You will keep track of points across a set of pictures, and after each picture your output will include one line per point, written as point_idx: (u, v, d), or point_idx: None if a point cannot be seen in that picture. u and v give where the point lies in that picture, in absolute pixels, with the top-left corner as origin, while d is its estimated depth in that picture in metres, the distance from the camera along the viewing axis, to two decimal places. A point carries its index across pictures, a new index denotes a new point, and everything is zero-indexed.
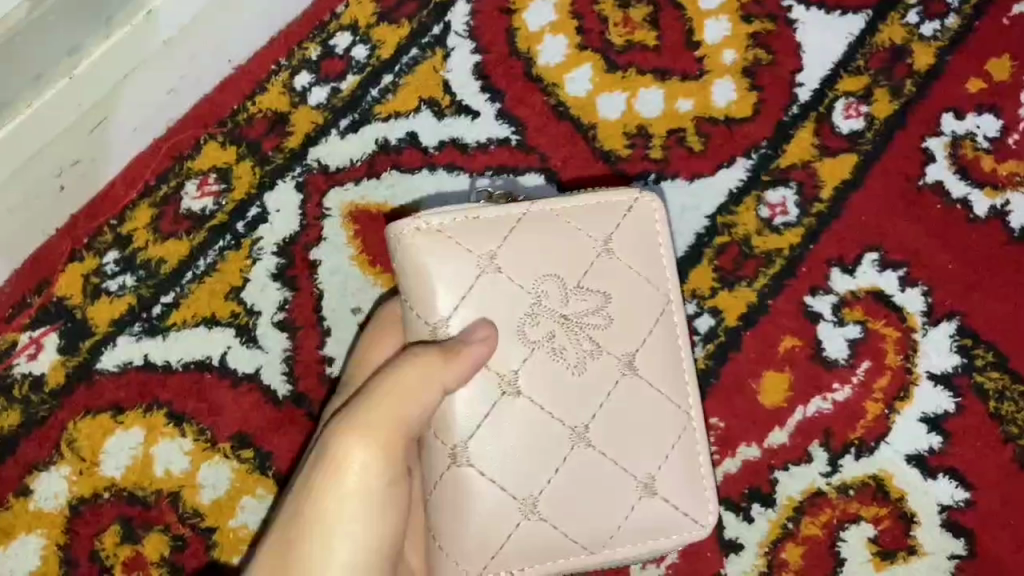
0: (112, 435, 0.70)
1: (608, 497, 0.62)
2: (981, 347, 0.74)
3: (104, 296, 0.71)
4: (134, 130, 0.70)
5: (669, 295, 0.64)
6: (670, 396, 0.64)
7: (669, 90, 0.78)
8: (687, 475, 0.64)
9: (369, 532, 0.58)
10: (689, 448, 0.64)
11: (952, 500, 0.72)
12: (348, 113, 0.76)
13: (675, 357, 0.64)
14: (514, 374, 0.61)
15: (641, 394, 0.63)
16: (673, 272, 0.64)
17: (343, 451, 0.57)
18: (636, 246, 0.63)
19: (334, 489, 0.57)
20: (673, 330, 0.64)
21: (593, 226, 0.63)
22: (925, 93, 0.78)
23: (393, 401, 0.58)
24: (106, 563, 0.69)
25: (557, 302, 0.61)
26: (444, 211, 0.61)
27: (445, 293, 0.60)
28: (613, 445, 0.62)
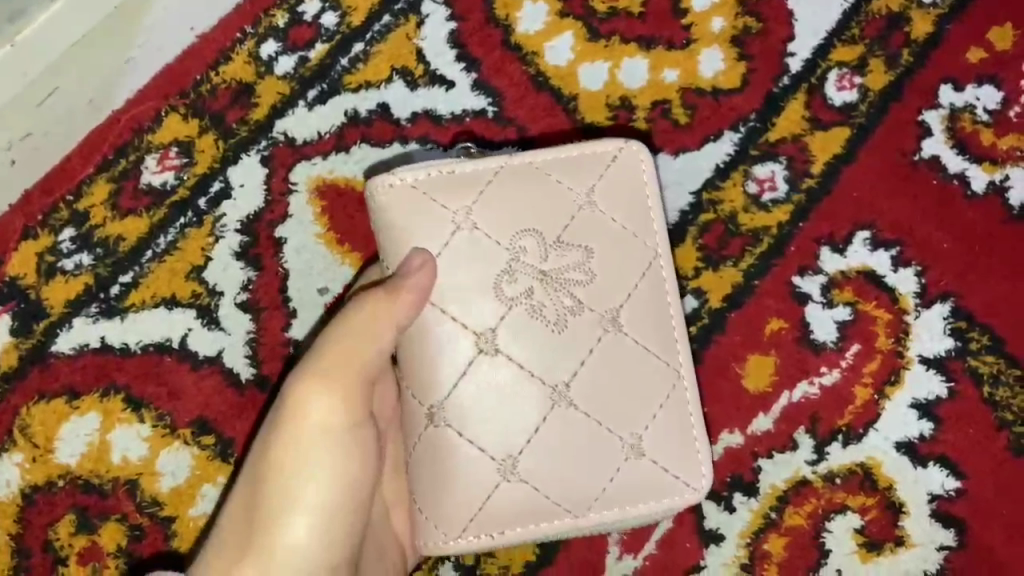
0: (68, 420, 0.67)
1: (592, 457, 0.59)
2: (976, 330, 0.71)
3: (59, 276, 0.68)
4: (89, 102, 0.67)
5: (658, 249, 0.61)
6: (658, 354, 0.60)
7: (654, 59, 0.74)
8: (679, 438, 0.61)
9: (334, 472, 0.59)
10: (679, 407, 0.61)
11: (943, 489, 0.69)
12: (316, 84, 0.72)
13: (664, 314, 0.61)
14: (492, 331, 0.58)
15: (625, 352, 0.60)
16: (661, 225, 0.61)
17: (301, 399, 0.59)
18: (621, 198, 0.61)
19: (294, 436, 0.59)
20: (661, 284, 0.61)
21: (575, 178, 0.60)
22: (923, 63, 0.74)
23: (347, 346, 0.59)
24: (61, 553, 0.67)
25: (536, 257, 0.59)
26: (418, 166, 0.59)
27: (421, 251, 0.58)
28: (597, 405, 0.59)
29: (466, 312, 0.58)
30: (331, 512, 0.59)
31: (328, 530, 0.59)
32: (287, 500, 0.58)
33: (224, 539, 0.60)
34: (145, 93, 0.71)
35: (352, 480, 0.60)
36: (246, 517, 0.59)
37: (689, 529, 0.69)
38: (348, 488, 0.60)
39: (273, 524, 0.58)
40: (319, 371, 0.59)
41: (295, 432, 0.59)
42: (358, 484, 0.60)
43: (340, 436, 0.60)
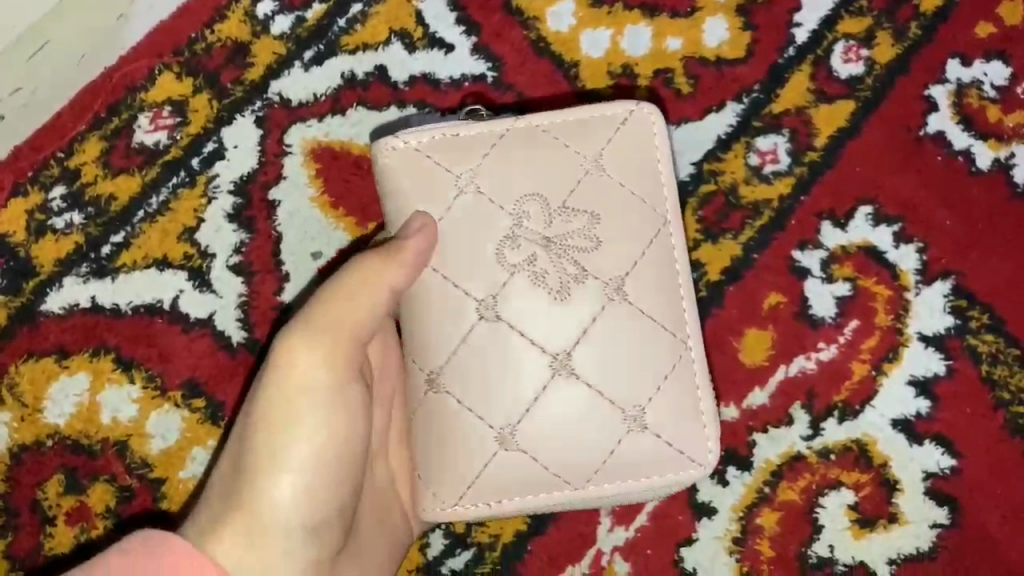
0: (56, 380, 0.67)
1: (593, 427, 0.58)
2: (976, 309, 0.70)
3: (50, 234, 0.67)
4: (81, 58, 0.66)
5: (666, 216, 0.60)
6: (665, 323, 0.59)
7: (659, 27, 0.73)
8: (684, 412, 0.59)
9: (322, 434, 0.58)
10: (686, 380, 0.60)
11: (938, 467, 0.69)
12: (313, 45, 0.71)
13: (672, 283, 0.60)
14: (493, 298, 0.58)
15: (630, 322, 0.59)
16: (670, 191, 0.60)
17: (288, 358, 0.57)
18: (630, 163, 0.60)
19: (279, 396, 0.57)
20: (669, 253, 0.60)
21: (582, 142, 0.59)
22: (930, 37, 0.73)
23: (338, 308, 0.58)
24: (49, 513, 0.66)
25: (539, 223, 0.58)
26: (421, 130, 0.59)
27: (422, 214, 0.58)
28: (601, 375, 0.58)
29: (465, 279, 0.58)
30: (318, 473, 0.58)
31: (313, 492, 0.58)
32: (272, 460, 0.57)
33: (210, 499, 0.58)
34: (138, 51, 0.69)
35: (339, 441, 0.59)
36: (231, 480, 0.58)
37: (682, 502, 0.69)
38: (336, 450, 0.59)
39: (259, 483, 0.57)
40: (309, 331, 0.58)
41: (282, 392, 0.57)
42: (345, 447, 0.59)
43: (328, 398, 0.58)
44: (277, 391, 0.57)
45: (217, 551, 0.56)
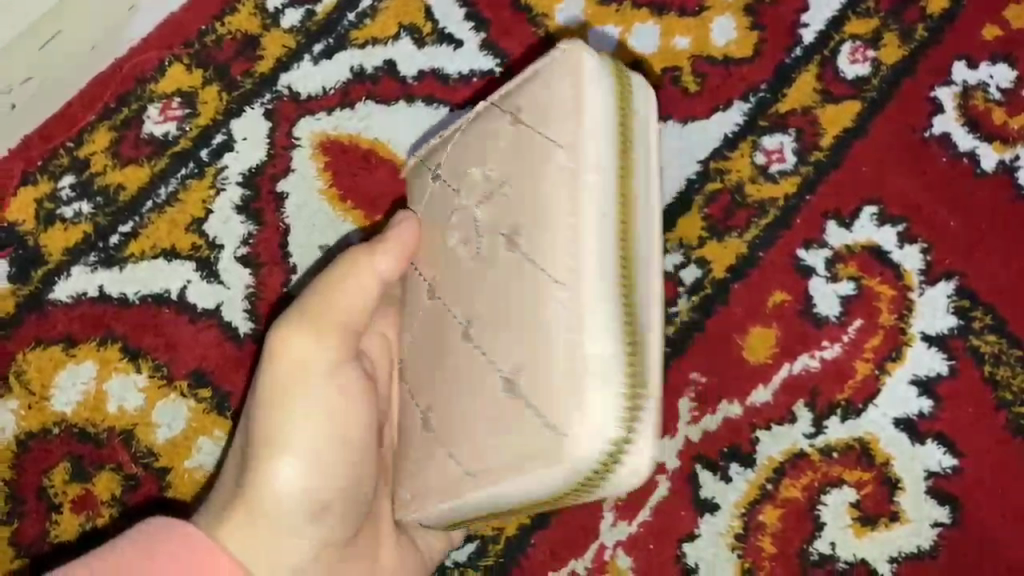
0: (64, 368, 0.67)
1: (478, 404, 0.50)
2: (980, 309, 0.69)
3: (59, 223, 0.68)
4: (93, 48, 0.66)
5: (557, 143, 0.48)
6: (540, 267, 0.47)
7: (666, 25, 0.74)
8: (553, 380, 0.45)
9: (322, 421, 0.59)
10: (558, 343, 0.45)
11: (940, 466, 0.68)
12: (322, 39, 0.71)
13: (559, 226, 0.47)
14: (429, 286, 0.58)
15: (513, 272, 0.49)
16: (582, 132, 0.48)
17: (284, 344, 0.59)
18: (537, 108, 0.50)
19: (276, 385, 0.59)
20: (571, 194, 0.47)
21: (501, 97, 0.54)
22: (936, 39, 0.73)
23: (331, 297, 0.60)
24: (54, 500, 0.66)
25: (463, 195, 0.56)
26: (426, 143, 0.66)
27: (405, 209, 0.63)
28: (488, 342, 0.50)
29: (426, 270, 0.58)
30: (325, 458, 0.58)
31: (320, 477, 0.58)
32: (276, 444, 0.58)
33: (221, 493, 0.59)
34: (149, 43, 0.70)
35: (345, 426, 0.59)
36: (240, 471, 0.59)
37: (684, 497, 0.69)
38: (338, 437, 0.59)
39: (264, 468, 0.58)
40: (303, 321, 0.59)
41: (279, 381, 0.59)
42: (349, 435, 0.59)
43: (326, 382, 0.59)
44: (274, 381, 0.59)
45: (224, 536, 0.56)
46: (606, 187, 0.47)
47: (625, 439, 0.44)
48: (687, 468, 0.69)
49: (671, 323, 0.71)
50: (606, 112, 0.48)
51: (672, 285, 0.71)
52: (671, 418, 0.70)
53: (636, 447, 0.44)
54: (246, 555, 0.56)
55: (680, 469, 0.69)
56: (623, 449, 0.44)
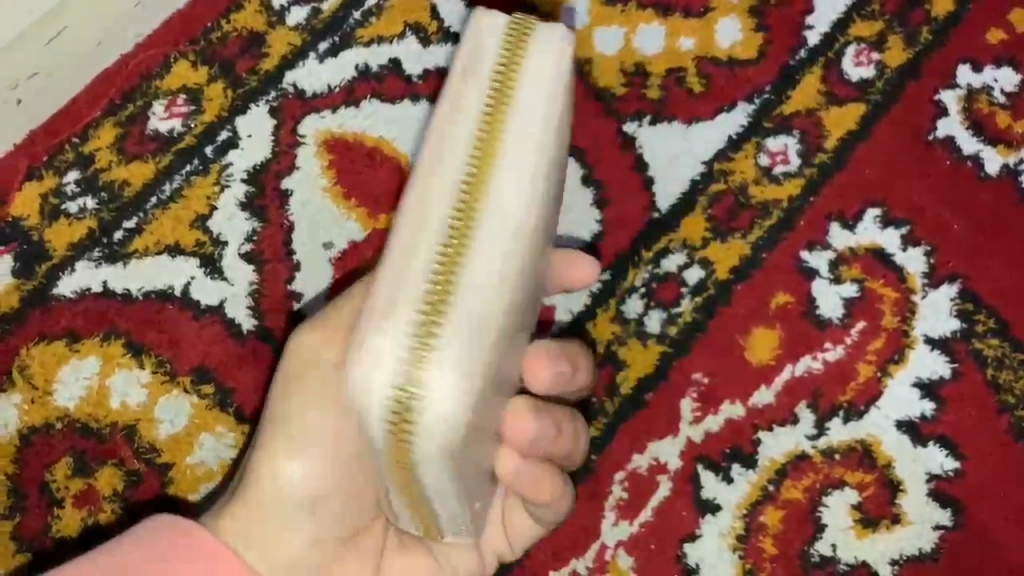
0: (67, 363, 0.67)
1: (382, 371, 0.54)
2: (983, 313, 0.69)
3: (63, 219, 0.68)
4: (98, 45, 0.67)
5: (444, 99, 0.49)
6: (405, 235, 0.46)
7: (671, 26, 0.74)
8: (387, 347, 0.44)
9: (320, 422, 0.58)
10: (404, 297, 0.44)
11: (941, 469, 0.68)
12: (328, 37, 0.71)
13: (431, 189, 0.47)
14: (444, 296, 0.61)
15: None
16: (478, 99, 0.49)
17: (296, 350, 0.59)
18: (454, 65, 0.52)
19: (290, 389, 0.59)
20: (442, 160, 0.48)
21: None
22: (941, 42, 0.73)
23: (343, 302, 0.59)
24: (56, 495, 0.66)
25: None
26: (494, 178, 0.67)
27: None
28: None
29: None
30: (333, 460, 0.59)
31: (326, 478, 0.59)
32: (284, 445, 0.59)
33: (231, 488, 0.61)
34: (155, 39, 0.70)
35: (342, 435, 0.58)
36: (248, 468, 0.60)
37: (686, 498, 0.69)
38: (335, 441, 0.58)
39: (271, 465, 0.59)
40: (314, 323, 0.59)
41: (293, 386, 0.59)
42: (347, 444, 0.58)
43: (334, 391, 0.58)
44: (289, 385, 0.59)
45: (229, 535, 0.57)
46: (465, 134, 0.48)
47: (410, 390, 0.44)
48: (689, 468, 0.69)
49: (673, 324, 0.71)
50: (488, 65, 0.49)
51: (675, 285, 0.71)
52: (673, 418, 0.70)
53: (427, 396, 0.44)
54: (250, 554, 0.58)
55: (682, 469, 0.69)
56: (409, 397, 0.44)
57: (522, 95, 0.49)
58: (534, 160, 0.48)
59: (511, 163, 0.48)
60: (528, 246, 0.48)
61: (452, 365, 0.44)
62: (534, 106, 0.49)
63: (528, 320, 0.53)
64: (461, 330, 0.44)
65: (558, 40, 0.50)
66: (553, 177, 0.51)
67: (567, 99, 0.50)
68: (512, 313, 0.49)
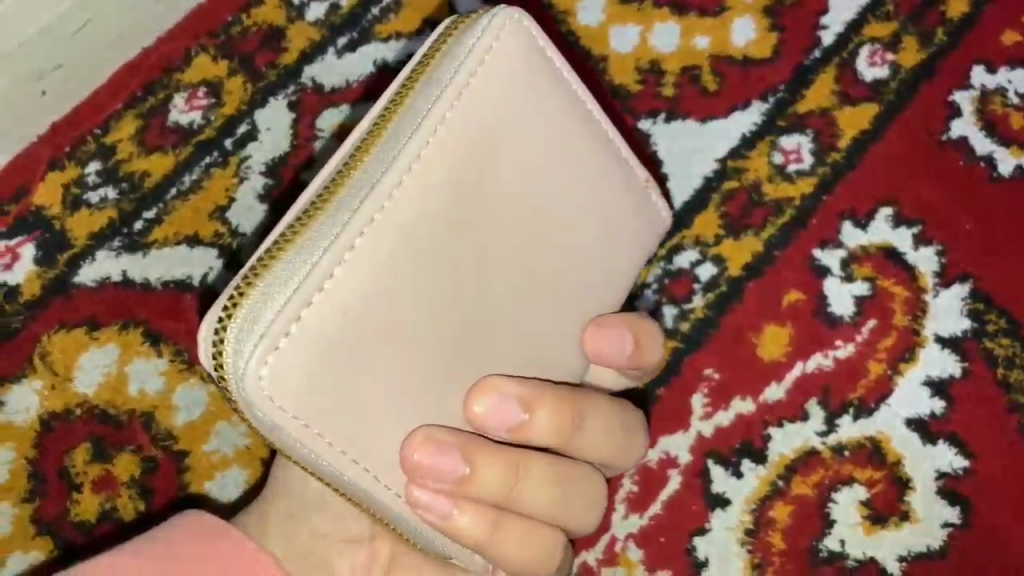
0: (87, 350, 0.68)
1: None
2: (994, 312, 0.70)
3: (85, 209, 0.69)
4: (120, 38, 0.68)
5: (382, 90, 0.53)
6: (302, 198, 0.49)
7: (687, 25, 0.75)
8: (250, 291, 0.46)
9: None
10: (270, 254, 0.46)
11: (951, 467, 0.68)
12: (346, 32, 0.73)
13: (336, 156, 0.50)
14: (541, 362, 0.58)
15: None
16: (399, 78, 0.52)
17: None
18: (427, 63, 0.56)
19: None
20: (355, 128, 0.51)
21: None
22: (956, 43, 0.73)
23: None
24: (75, 480, 0.67)
25: None
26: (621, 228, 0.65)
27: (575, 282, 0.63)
28: None
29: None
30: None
31: None
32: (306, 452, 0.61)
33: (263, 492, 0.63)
34: (176, 33, 0.71)
35: None
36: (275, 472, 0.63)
37: (696, 492, 0.70)
38: None
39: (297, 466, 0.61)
40: None
41: None
42: None
43: None
44: None
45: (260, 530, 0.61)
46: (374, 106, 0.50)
47: (224, 335, 0.45)
48: (699, 463, 0.70)
49: (685, 320, 0.71)
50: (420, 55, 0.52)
51: (687, 281, 0.71)
52: (684, 414, 0.70)
53: (235, 337, 0.44)
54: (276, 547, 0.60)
55: (691, 464, 0.70)
56: (223, 340, 0.45)
57: (429, 74, 0.50)
58: (419, 132, 0.48)
59: (392, 136, 0.48)
60: (399, 215, 0.47)
61: (271, 308, 0.44)
62: (436, 84, 0.49)
63: (446, 308, 0.48)
64: (289, 280, 0.45)
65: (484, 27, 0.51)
66: (462, 157, 0.49)
67: (490, 81, 0.50)
68: (387, 291, 0.46)
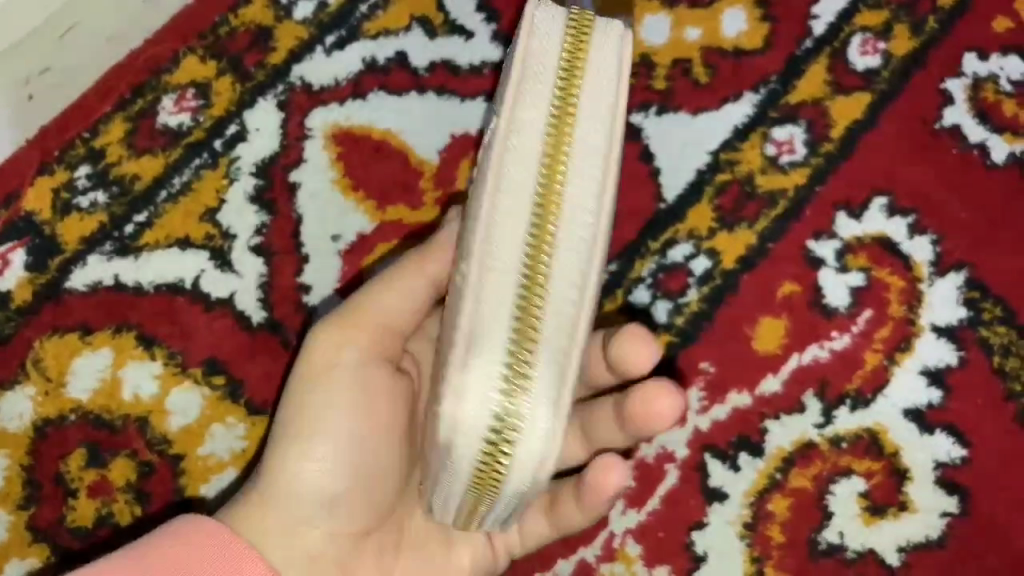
0: (81, 355, 0.68)
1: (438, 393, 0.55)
2: (989, 301, 0.70)
3: (74, 213, 0.69)
4: (109, 40, 0.67)
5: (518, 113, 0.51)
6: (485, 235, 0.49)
7: (677, 17, 0.74)
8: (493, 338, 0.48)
9: (359, 422, 0.60)
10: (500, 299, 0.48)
11: (948, 456, 0.68)
12: (335, 30, 0.72)
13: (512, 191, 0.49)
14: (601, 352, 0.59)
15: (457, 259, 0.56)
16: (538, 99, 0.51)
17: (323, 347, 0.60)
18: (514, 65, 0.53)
19: (298, 403, 0.60)
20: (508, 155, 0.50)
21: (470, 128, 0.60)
22: (947, 30, 0.73)
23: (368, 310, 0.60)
24: (71, 486, 0.67)
25: None
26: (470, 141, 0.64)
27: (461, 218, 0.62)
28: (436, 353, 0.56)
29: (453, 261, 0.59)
30: (355, 456, 0.60)
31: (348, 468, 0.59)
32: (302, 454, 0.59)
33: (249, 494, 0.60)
34: (164, 34, 0.71)
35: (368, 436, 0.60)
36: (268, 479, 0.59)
37: (694, 487, 0.70)
38: (366, 442, 0.60)
39: (294, 469, 0.59)
40: (347, 323, 0.60)
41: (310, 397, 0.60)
42: (378, 444, 0.60)
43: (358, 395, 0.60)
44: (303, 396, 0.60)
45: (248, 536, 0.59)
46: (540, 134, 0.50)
47: (515, 406, 0.48)
48: (696, 458, 0.70)
49: (680, 315, 0.71)
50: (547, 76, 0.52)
51: (681, 275, 0.71)
52: None
53: (531, 388, 0.48)
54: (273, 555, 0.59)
55: (689, 458, 0.70)
56: (513, 403, 0.48)
57: (587, 97, 0.51)
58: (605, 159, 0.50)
59: (579, 169, 0.50)
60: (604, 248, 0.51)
61: (554, 360, 0.48)
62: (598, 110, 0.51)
63: None
64: (563, 325, 0.48)
65: (617, 39, 0.53)
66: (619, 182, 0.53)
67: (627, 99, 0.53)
68: None
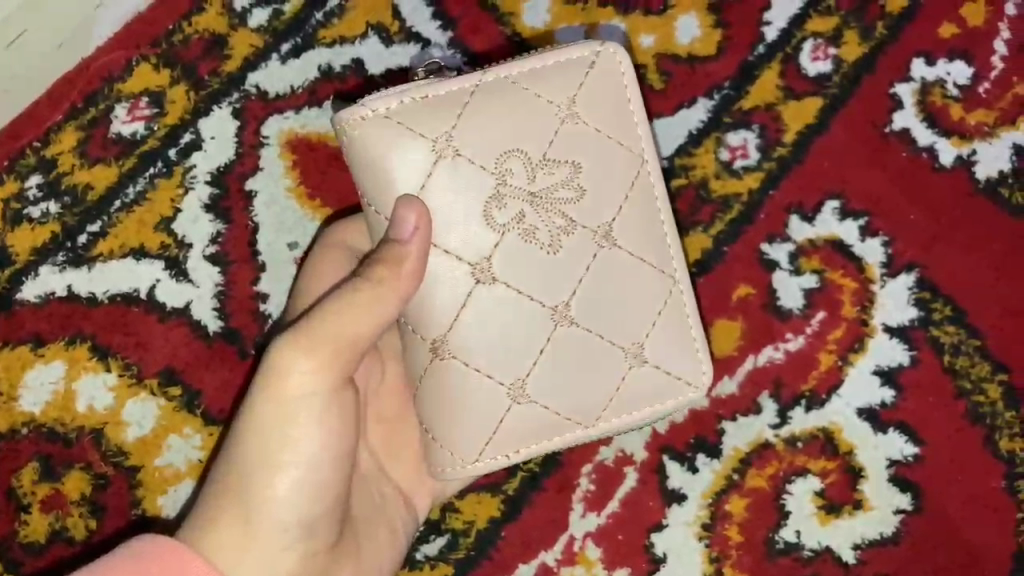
0: (32, 368, 0.68)
1: (560, 391, 0.57)
2: (939, 301, 0.71)
3: (26, 223, 0.68)
4: (58, 48, 0.66)
5: (644, 155, 0.57)
6: (657, 265, 0.58)
7: (632, 24, 0.74)
8: (679, 337, 0.59)
9: (330, 436, 0.58)
10: (677, 311, 0.59)
11: (902, 455, 0.70)
12: (290, 38, 0.71)
13: (654, 223, 0.58)
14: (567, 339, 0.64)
15: (518, 257, 0.56)
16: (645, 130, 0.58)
17: (280, 363, 0.56)
18: (602, 103, 0.56)
19: (266, 424, 0.57)
20: (649, 193, 0.58)
21: (439, 116, 0.55)
22: (896, 36, 0.74)
23: (334, 323, 0.56)
24: (23, 501, 0.68)
25: (523, 179, 0.55)
26: (386, 96, 0.55)
27: (413, 201, 0.54)
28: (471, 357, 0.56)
29: (520, 277, 0.56)
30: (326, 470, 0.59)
31: (320, 483, 0.58)
32: (274, 476, 0.57)
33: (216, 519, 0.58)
34: (115, 43, 0.70)
35: (337, 446, 0.59)
36: (239, 505, 0.58)
37: (652, 488, 0.70)
38: (337, 454, 0.59)
39: (266, 491, 0.58)
40: (313, 342, 0.56)
41: (279, 416, 0.57)
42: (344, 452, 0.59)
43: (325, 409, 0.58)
44: (273, 418, 0.57)
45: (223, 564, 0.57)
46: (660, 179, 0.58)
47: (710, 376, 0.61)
48: (655, 460, 0.70)
49: None
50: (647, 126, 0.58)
51: None
52: None
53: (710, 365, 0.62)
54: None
55: (647, 460, 0.70)
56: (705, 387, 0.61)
57: None
58: None
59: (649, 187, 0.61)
60: None
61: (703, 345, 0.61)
62: None
63: None
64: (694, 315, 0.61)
65: None
66: None
67: None
68: None
